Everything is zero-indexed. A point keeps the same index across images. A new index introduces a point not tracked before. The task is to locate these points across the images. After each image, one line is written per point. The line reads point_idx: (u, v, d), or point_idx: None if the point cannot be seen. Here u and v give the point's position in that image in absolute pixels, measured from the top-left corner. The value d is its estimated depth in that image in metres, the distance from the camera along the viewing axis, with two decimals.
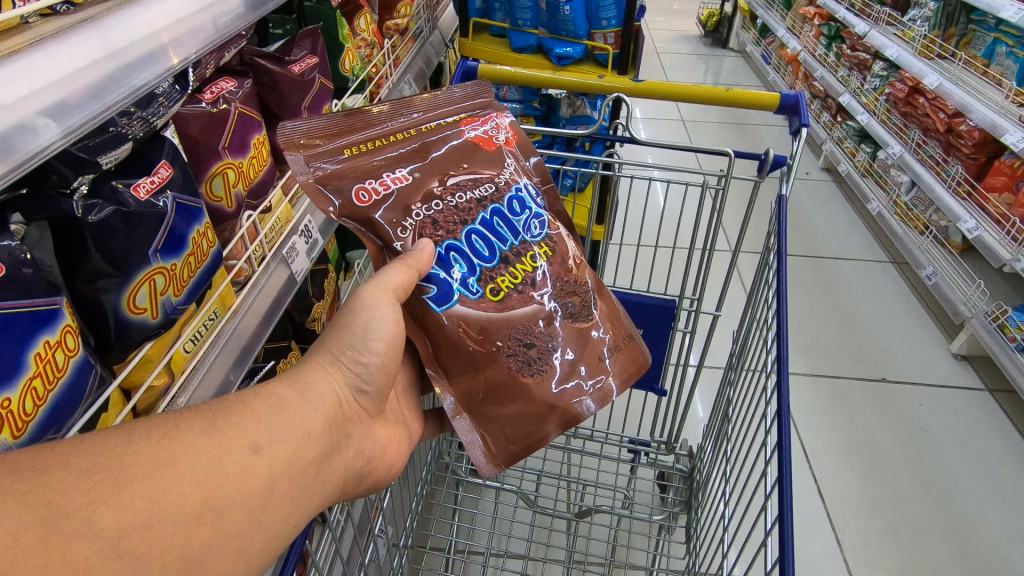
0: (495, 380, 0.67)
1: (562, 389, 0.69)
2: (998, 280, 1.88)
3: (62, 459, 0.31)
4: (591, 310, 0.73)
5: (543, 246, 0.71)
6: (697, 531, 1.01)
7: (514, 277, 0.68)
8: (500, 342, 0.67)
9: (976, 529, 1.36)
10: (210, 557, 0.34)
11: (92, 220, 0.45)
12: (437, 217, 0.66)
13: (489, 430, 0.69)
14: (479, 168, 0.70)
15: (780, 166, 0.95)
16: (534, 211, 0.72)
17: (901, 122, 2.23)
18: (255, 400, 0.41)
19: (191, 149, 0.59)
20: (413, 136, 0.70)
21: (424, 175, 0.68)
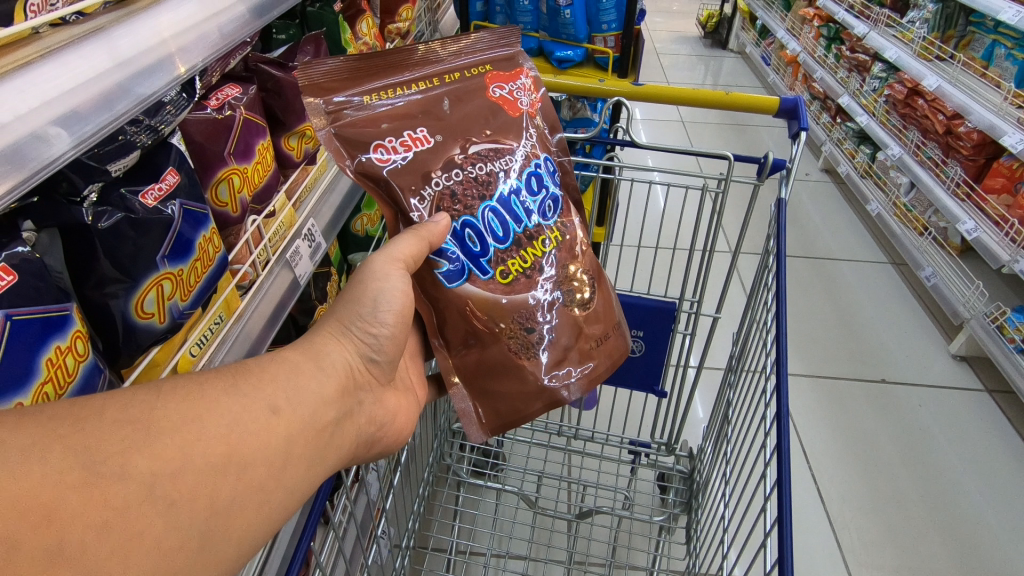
0: (493, 359, 0.70)
1: (553, 375, 0.70)
2: (997, 281, 1.88)
3: (97, 411, 0.33)
4: (589, 299, 0.73)
5: (555, 230, 0.72)
6: (697, 532, 1.02)
7: (524, 260, 0.69)
8: (502, 322, 0.68)
9: (975, 530, 1.37)
10: (235, 505, 0.36)
11: (102, 226, 0.45)
12: (455, 185, 0.67)
13: (482, 401, 0.72)
14: (501, 137, 0.70)
15: (779, 169, 0.95)
16: (549, 192, 0.72)
17: (901, 123, 2.24)
18: (271, 365, 0.43)
19: (198, 155, 0.60)
20: (437, 87, 0.69)
21: (447, 139, 0.67)
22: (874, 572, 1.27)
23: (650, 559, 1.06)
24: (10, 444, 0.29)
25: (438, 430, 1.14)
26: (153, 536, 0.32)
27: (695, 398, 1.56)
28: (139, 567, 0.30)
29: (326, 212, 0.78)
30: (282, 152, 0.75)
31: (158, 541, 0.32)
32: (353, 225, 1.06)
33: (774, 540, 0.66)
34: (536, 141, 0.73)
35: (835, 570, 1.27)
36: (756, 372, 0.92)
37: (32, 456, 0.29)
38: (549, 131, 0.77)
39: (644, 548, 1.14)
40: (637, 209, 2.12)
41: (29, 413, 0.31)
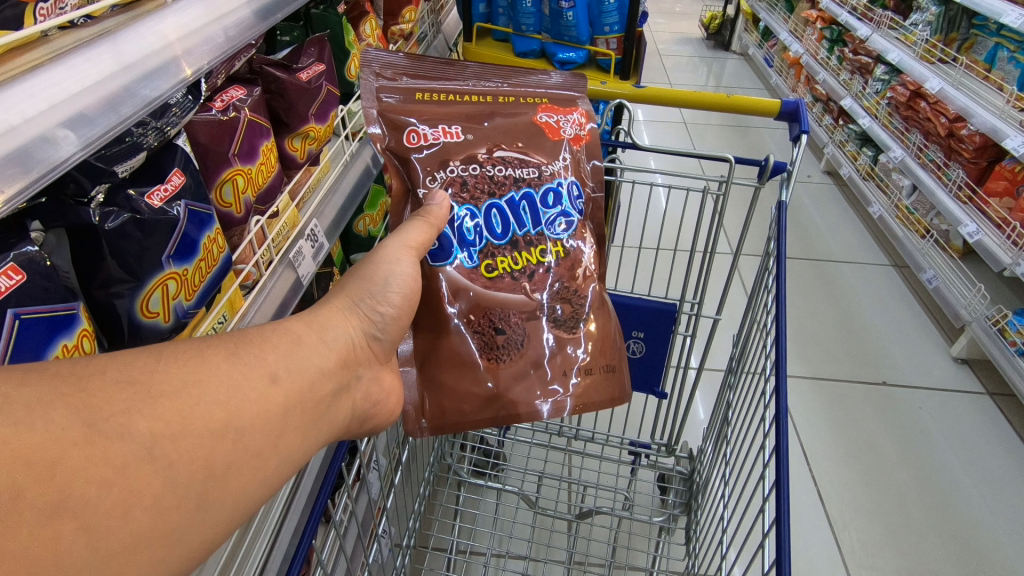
0: (454, 349, 0.69)
1: (511, 383, 0.70)
2: (999, 284, 1.88)
3: (100, 367, 0.31)
4: (579, 323, 0.73)
5: (558, 246, 0.73)
6: (697, 533, 1.02)
7: (515, 261, 0.71)
8: (472, 317, 0.69)
9: (976, 532, 1.37)
10: (231, 469, 0.34)
11: (108, 227, 0.46)
12: (473, 177, 0.71)
13: (430, 394, 0.70)
14: (530, 151, 0.73)
15: (779, 172, 0.96)
16: (564, 210, 0.74)
17: (903, 125, 2.24)
18: (273, 334, 0.41)
19: (202, 156, 0.60)
20: (488, 104, 0.75)
21: (477, 139, 0.72)
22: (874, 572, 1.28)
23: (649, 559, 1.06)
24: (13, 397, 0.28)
25: None
26: (151, 495, 0.30)
27: (696, 399, 1.56)
28: (136, 526, 0.29)
29: (330, 212, 0.78)
30: (285, 153, 0.75)
31: (157, 500, 0.30)
32: (356, 226, 1.07)
33: (771, 537, 0.66)
34: (570, 163, 0.75)
35: (834, 570, 1.27)
36: (756, 373, 0.92)
37: (32, 411, 0.28)
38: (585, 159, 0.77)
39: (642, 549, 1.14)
40: (638, 211, 2.12)
41: (36, 369, 0.30)
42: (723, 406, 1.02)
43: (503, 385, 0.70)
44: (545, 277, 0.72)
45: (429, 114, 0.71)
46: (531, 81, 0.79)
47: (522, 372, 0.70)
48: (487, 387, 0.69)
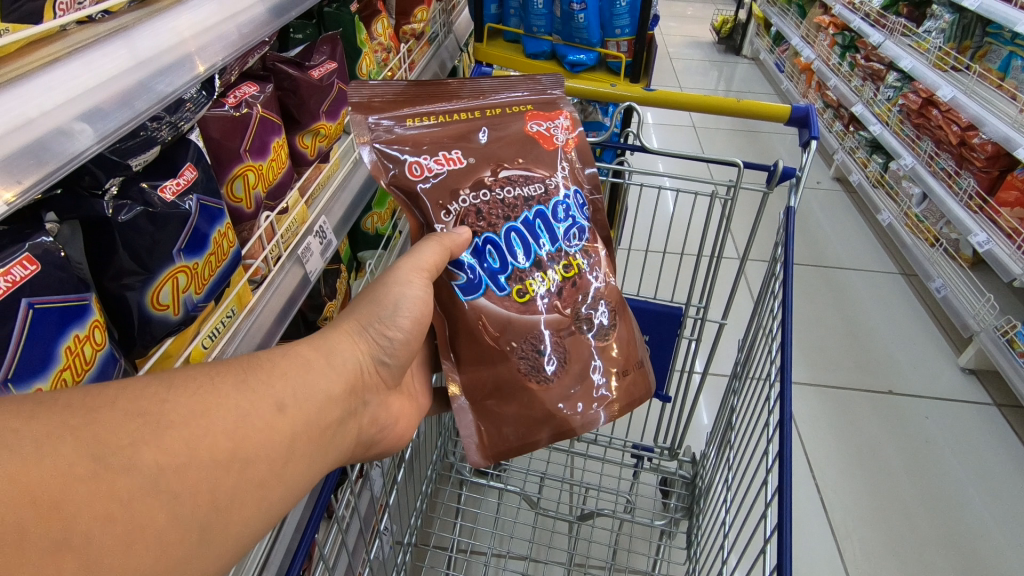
0: (501, 378, 0.70)
1: (564, 399, 0.70)
2: (1008, 295, 1.87)
3: (109, 401, 0.34)
4: (609, 330, 0.74)
5: (576, 259, 0.73)
6: (698, 537, 1.02)
7: (542, 282, 0.71)
8: (514, 343, 0.69)
9: (978, 543, 1.36)
10: (232, 501, 0.36)
11: (122, 220, 0.46)
12: (483, 204, 0.70)
13: (487, 423, 0.71)
14: (533, 165, 0.73)
15: (788, 177, 0.95)
16: (576, 221, 0.74)
17: (914, 133, 2.23)
18: (283, 360, 0.44)
19: (214, 152, 0.60)
20: (478, 119, 0.73)
21: (479, 162, 0.71)
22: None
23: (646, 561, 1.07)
24: (23, 434, 0.30)
25: (442, 429, 1.15)
26: (156, 529, 0.32)
27: (700, 404, 1.56)
28: (139, 559, 0.31)
29: (339, 209, 0.80)
30: (296, 150, 0.76)
31: (161, 534, 0.32)
32: (364, 223, 1.07)
33: (774, 541, 0.66)
34: (569, 173, 0.75)
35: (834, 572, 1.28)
36: (762, 379, 0.92)
37: (44, 447, 0.30)
38: (582, 164, 0.77)
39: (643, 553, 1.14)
40: (645, 215, 2.13)
41: (44, 403, 0.32)
42: (727, 410, 1.02)
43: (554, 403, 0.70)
44: (573, 292, 0.72)
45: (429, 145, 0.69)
46: (508, 87, 0.78)
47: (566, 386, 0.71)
48: (541, 408, 0.70)
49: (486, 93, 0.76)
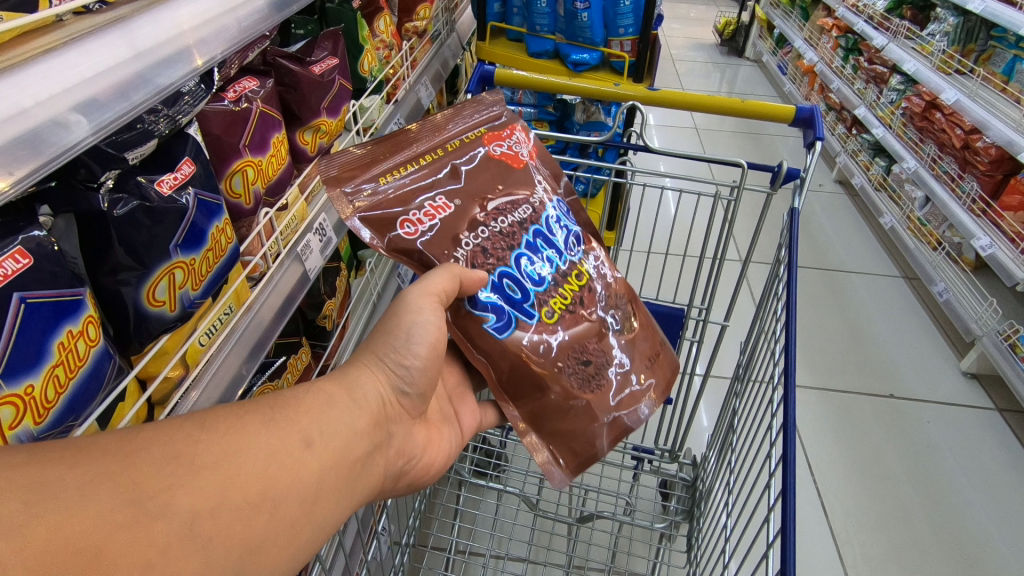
0: (558, 401, 0.70)
1: (619, 399, 0.72)
2: (1011, 299, 1.86)
3: (145, 445, 0.35)
4: (630, 323, 0.76)
5: (582, 265, 0.74)
6: (699, 540, 1.02)
7: (564, 298, 0.70)
8: (563, 366, 0.69)
9: (981, 551, 1.35)
10: (267, 540, 0.37)
11: (117, 214, 0.45)
12: (478, 238, 0.68)
13: (557, 444, 0.71)
14: (514, 189, 0.72)
15: (792, 178, 0.95)
16: (568, 229, 0.75)
17: (917, 136, 2.22)
18: (306, 396, 0.45)
19: (213, 146, 0.59)
20: (443, 156, 0.71)
21: (466, 202, 0.69)
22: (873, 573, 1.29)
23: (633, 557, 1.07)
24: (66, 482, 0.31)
25: None
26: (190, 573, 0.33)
27: (700, 406, 1.55)
28: None
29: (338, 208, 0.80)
30: (296, 146, 0.76)
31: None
32: None
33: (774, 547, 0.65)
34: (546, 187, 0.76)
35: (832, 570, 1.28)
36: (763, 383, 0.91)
37: (86, 491, 0.31)
38: (550, 177, 0.78)
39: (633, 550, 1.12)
40: (647, 217, 2.12)
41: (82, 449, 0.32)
42: (729, 412, 1.01)
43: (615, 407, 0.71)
44: (592, 297, 0.73)
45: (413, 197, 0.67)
46: (458, 117, 0.77)
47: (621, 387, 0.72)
48: (606, 417, 0.71)
49: (441, 128, 0.75)
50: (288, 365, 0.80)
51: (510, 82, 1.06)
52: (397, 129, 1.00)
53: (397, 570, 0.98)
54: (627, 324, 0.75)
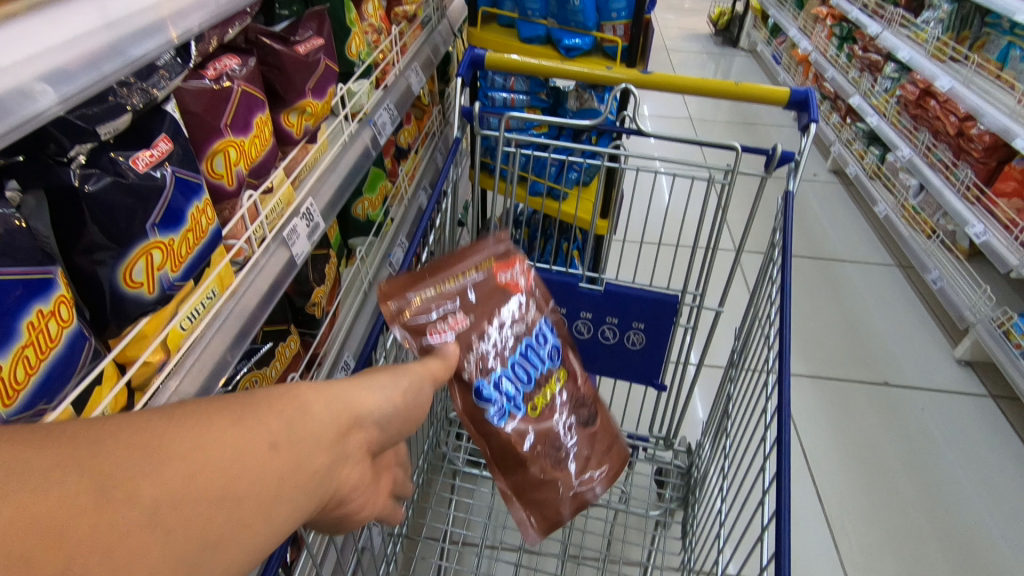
0: (535, 474, 0.72)
1: (581, 479, 0.75)
2: (1005, 287, 1.86)
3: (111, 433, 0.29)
4: (598, 413, 0.78)
5: (562, 369, 0.75)
6: (693, 527, 1.01)
7: (545, 395, 0.73)
8: (544, 443, 0.72)
9: (975, 538, 1.35)
10: (227, 537, 0.30)
11: (89, 190, 0.44)
12: (480, 346, 0.68)
13: (528, 508, 0.74)
14: (516, 308, 0.71)
15: (786, 162, 0.94)
16: (556, 342, 0.75)
17: (911, 124, 2.22)
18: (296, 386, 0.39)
19: (193, 125, 0.58)
20: (461, 279, 0.70)
21: (477, 321, 0.68)
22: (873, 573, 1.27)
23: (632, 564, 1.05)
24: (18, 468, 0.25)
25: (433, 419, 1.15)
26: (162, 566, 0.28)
27: (695, 395, 1.55)
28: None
29: (327, 190, 0.78)
30: (281, 128, 0.74)
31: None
32: (353, 209, 1.06)
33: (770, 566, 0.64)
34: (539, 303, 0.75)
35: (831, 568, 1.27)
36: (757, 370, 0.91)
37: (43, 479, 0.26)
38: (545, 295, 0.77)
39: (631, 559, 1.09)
40: (641, 206, 2.11)
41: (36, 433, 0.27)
42: (723, 398, 1.00)
43: (581, 476, 0.75)
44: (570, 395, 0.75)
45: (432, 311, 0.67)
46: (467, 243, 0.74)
47: (588, 461, 0.76)
48: (574, 486, 0.74)
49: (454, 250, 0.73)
50: (276, 353, 0.79)
51: (501, 66, 1.04)
52: (387, 114, 0.98)
53: (390, 560, 0.97)
54: (595, 406, 0.78)
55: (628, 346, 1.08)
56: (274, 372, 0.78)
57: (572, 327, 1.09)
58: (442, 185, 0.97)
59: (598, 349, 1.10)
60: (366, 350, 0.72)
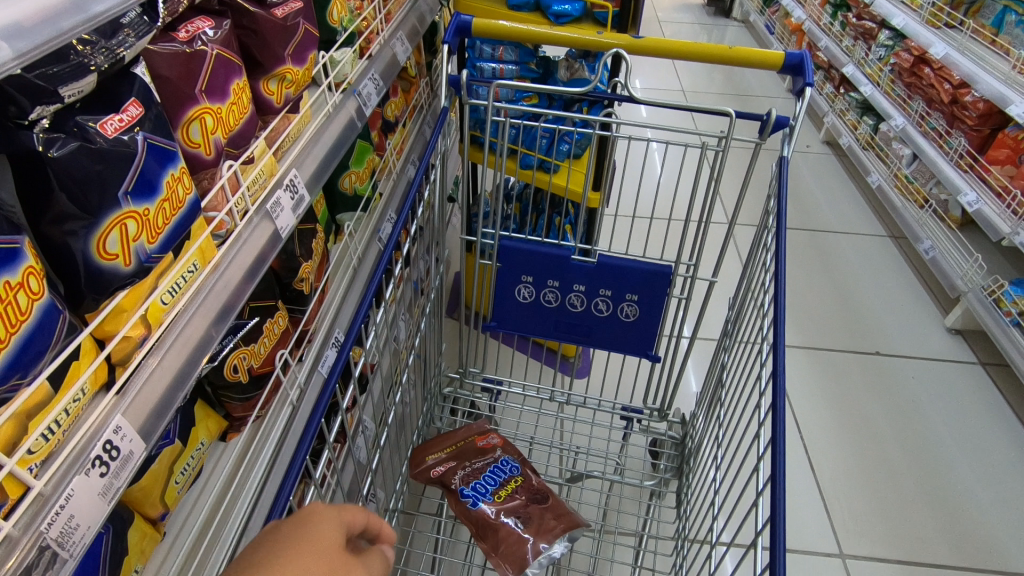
0: (495, 531, 0.93)
1: (533, 535, 0.93)
2: (996, 254, 1.86)
3: None
4: (544, 497, 0.99)
5: (519, 475, 1.02)
6: (688, 495, 1.02)
7: (507, 490, 0.99)
8: (501, 520, 0.95)
9: (963, 502, 1.37)
10: None
11: (54, 155, 0.42)
12: (462, 470, 1.01)
13: (497, 554, 0.92)
14: (487, 447, 1.06)
15: (781, 127, 0.92)
16: (510, 464, 1.03)
17: (905, 93, 2.19)
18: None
19: (166, 89, 0.55)
20: (458, 433, 1.07)
21: (463, 463, 1.02)
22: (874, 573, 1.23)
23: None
24: None
25: (427, 394, 1.17)
26: None
27: (688, 367, 1.56)
28: None
29: (311, 163, 0.76)
30: (259, 95, 0.71)
31: None
32: (341, 183, 1.02)
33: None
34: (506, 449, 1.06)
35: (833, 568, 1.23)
36: (751, 340, 0.90)
37: None
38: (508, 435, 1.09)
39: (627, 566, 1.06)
40: (633, 180, 2.09)
41: None
42: (718, 368, 1.00)
43: (534, 536, 0.93)
44: (525, 491, 0.99)
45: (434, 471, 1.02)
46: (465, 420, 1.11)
47: (543, 526, 0.95)
48: (530, 542, 0.92)
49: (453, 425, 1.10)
50: (264, 329, 0.77)
51: (488, 32, 1.01)
52: (372, 85, 0.95)
53: None
54: (548, 495, 1.00)
55: (621, 319, 1.08)
56: (264, 349, 0.76)
57: (565, 301, 1.08)
58: (430, 157, 0.93)
59: (592, 322, 1.10)
60: (355, 326, 0.71)
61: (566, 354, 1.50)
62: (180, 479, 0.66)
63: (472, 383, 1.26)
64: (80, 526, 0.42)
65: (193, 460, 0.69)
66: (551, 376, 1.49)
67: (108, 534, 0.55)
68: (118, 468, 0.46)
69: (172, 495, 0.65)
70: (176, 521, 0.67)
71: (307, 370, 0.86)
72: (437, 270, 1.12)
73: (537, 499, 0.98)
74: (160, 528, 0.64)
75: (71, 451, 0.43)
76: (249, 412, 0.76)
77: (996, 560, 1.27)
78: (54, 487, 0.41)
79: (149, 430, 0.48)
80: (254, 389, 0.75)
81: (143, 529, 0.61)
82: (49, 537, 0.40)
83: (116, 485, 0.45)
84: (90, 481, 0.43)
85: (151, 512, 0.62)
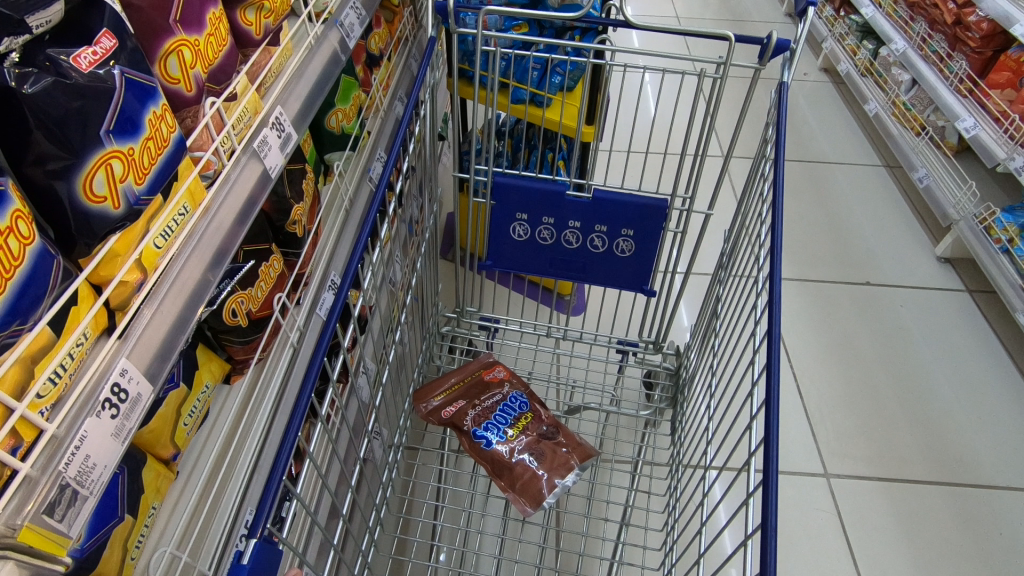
0: (509, 469, 0.97)
1: (547, 474, 0.97)
2: (991, 182, 1.85)
3: None
4: (554, 436, 1.02)
5: (528, 413, 1.04)
6: (683, 424, 1.06)
7: (519, 428, 1.02)
8: (515, 458, 0.98)
9: (944, 422, 1.43)
10: None
11: (28, 92, 0.40)
12: (472, 410, 1.03)
13: (513, 490, 0.96)
14: (495, 387, 1.07)
15: (781, 51, 0.88)
16: (518, 402, 1.05)
17: (908, 14, 2.11)
18: None
19: (138, 20, 0.52)
20: (465, 376, 1.08)
21: (471, 406, 1.04)
22: (885, 567, 1.19)
23: (624, 511, 1.04)
24: None
25: (425, 333, 1.18)
26: None
27: (681, 303, 1.58)
28: None
29: (297, 100, 0.73)
30: (238, 27, 0.68)
31: None
32: (328, 121, 0.98)
33: (755, 534, 0.62)
34: (513, 388, 1.08)
35: (835, 543, 1.22)
36: (745, 273, 0.91)
37: None
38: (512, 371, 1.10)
39: (623, 500, 1.09)
40: (626, 115, 2.04)
41: None
42: (712, 301, 1.02)
43: (549, 472, 0.97)
44: (535, 429, 1.02)
45: (446, 415, 1.03)
46: (468, 361, 1.11)
47: (556, 461, 0.99)
48: (545, 478, 0.96)
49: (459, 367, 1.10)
50: (260, 273, 0.77)
51: None
52: (354, 14, 0.89)
53: (391, 468, 1.01)
54: (559, 431, 1.03)
55: (616, 254, 1.08)
56: (260, 293, 0.76)
57: (561, 238, 1.07)
58: (419, 92, 0.90)
59: (587, 258, 1.10)
60: (352, 266, 0.71)
61: (562, 293, 1.51)
62: (188, 421, 0.67)
63: (469, 322, 1.27)
64: (97, 466, 0.43)
65: (200, 403, 0.70)
66: (547, 314, 1.51)
67: (122, 475, 0.57)
68: (128, 410, 0.46)
69: (183, 436, 0.67)
70: (187, 461, 0.69)
71: (306, 313, 0.86)
72: (430, 210, 1.10)
73: (548, 435, 1.02)
74: (172, 467, 0.66)
75: (79, 395, 0.44)
76: (251, 354, 0.76)
77: (970, 474, 1.34)
78: (67, 429, 0.42)
79: (154, 373, 0.49)
80: (255, 332, 0.75)
81: (156, 468, 0.63)
82: (67, 477, 0.41)
83: (127, 426, 0.46)
84: (103, 423, 0.44)
85: (163, 453, 0.64)
